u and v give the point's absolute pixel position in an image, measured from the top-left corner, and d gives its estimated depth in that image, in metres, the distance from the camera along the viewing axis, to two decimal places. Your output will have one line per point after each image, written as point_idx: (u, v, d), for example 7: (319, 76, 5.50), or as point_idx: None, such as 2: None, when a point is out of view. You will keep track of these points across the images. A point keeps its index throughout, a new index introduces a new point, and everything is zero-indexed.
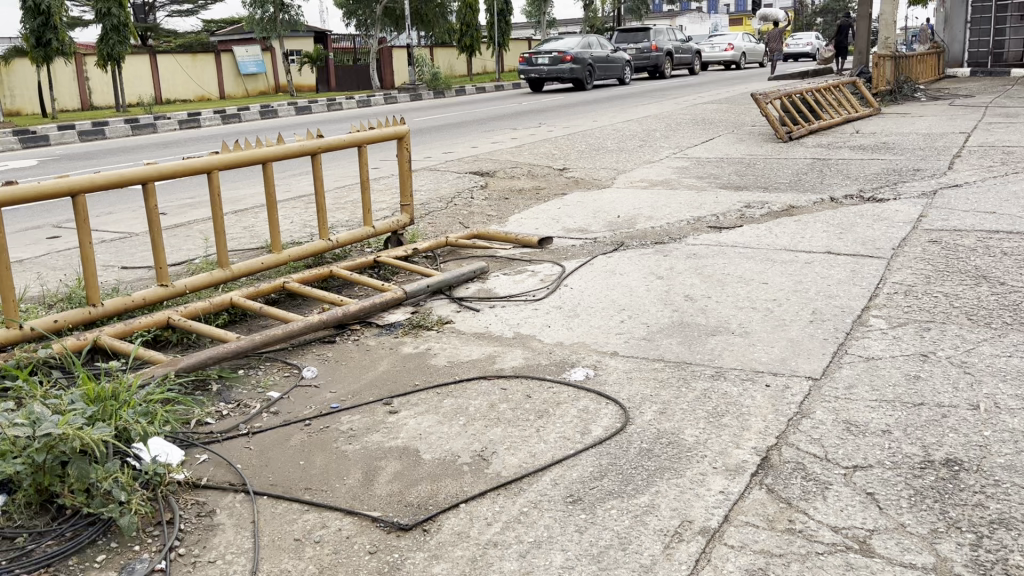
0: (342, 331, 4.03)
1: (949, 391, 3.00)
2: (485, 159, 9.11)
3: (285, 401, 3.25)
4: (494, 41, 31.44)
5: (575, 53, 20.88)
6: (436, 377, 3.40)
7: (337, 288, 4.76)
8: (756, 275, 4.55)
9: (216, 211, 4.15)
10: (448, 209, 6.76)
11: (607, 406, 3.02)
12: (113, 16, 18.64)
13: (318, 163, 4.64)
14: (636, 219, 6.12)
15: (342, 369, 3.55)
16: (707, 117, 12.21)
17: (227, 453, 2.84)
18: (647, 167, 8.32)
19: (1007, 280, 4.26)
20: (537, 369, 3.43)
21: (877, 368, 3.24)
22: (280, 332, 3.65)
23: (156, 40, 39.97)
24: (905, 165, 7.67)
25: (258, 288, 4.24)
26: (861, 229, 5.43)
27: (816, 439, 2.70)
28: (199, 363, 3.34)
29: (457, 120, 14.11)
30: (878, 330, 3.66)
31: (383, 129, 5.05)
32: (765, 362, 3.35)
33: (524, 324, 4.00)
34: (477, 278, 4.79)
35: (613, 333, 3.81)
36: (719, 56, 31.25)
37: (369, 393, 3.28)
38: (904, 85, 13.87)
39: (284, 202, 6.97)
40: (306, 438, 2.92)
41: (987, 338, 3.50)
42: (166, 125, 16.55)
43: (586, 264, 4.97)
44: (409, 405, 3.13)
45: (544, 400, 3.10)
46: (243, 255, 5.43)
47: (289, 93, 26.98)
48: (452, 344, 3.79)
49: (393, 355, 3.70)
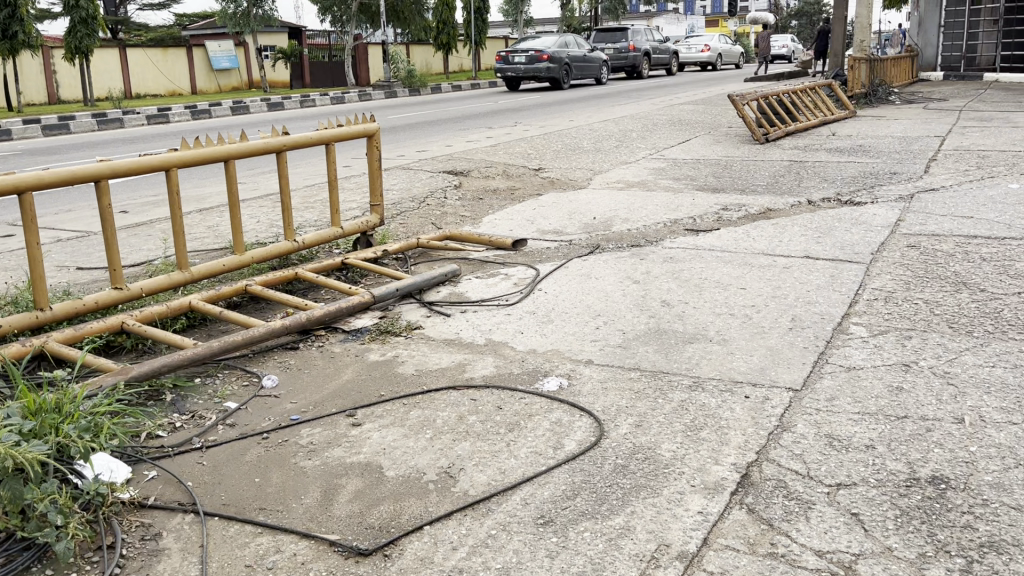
0: (306, 337, 3.87)
1: (933, 404, 2.90)
2: (459, 158, 8.96)
3: (243, 412, 3.09)
4: (471, 38, 31.24)
5: (552, 52, 20.78)
6: (403, 387, 3.25)
7: (302, 290, 4.58)
8: (734, 280, 4.45)
9: (174, 211, 3.97)
10: (420, 209, 6.60)
11: (581, 418, 2.89)
12: (82, 8, 18.20)
13: (284, 161, 4.46)
14: (612, 221, 6.00)
15: (304, 378, 3.39)
16: (684, 118, 12.15)
17: (177, 469, 2.68)
18: (623, 168, 8.22)
19: (987, 287, 4.18)
20: (508, 379, 3.29)
21: (858, 379, 3.14)
22: (239, 339, 3.48)
23: (127, 34, 39.40)
24: (881, 168, 7.63)
25: (219, 291, 4.06)
26: (840, 233, 5.36)
27: (797, 454, 2.59)
28: (152, 371, 3.18)
29: (432, 118, 13.97)
30: (858, 339, 3.57)
31: (352, 127, 4.88)
32: (744, 372, 3.23)
33: (496, 331, 3.86)
34: (448, 281, 4.64)
35: (587, 340, 3.68)
36: (696, 57, 31.31)
37: (332, 403, 3.12)
38: (879, 88, 13.90)
39: (251, 200, 6.78)
40: (264, 453, 2.76)
41: (970, 348, 3.41)
42: (134, 120, 16.21)
43: (561, 268, 4.84)
44: (373, 418, 2.98)
45: (515, 412, 2.96)
46: (206, 255, 5.24)
47: (262, 89, 26.60)
48: (420, 351, 3.65)
49: (359, 362, 3.54)
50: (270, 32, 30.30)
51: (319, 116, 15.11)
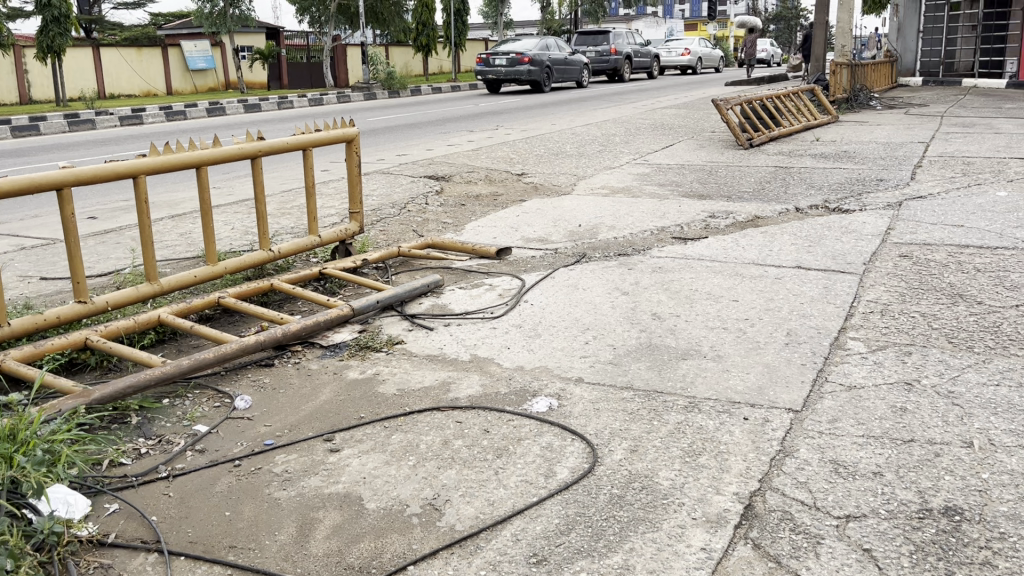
0: (281, 352, 3.69)
1: (938, 426, 2.78)
2: (440, 162, 8.79)
3: (213, 436, 2.91)
4: (450, 41, 31.07)
5: (533, 54, 20.65)
6: (384, 408, 3.08)
7: (278, 302, 4.39)
8: (726, 292, 4.32)
9: (142, 220, 3.77)
10: (400, 215, 6.42)
11: (573, 443, 2.74)
12: (54, 7, 17.84)
13: (259, 167, 4.27)
14: (598, 228, 5.87)
15: (279, 398, 3.22)
16: (667, 122, 12.05)
17: (142, 501, 2.49)
18: (607, 174, 8.09)
19: (984, 299, 4.09)
20: (494, 399, 3.13)
21: (860, 400, 3.01)
22: (211, 356, 3.30)
23: (101, 33, 38.76)
24: (867, 174, 7.57)
25: (190, 304, 3.87)
26: (831, 242, 5.25)
27: (802, 483, 2.46)
28: (117, 393, 2.99)
29: (412, 121, 13.79)
30: (857, 354, 3.45)
31: (331, 131, 4.70)
32: (741, 392, 3.09)
33: (481, 346, 3.69)
34: (431, 293, 4.48)
35: (576, 357, 3.53)
36: (676, 61, 31.34)
37: (308, 427, 2.95)
38: (859, 93, 13.90)
39: (226, 206, 6.57)
40: (235, 483, 2.58)
41: (972, 364, 3.30)
42: (106, 121, 15.87)
43: (547, 278, 4.69)
44: (352, 443, 2.81)
45: (504, 437, 2.80)
46: (177, 264, 5.03)
47: (239, 91, 26.22)
48: (402, 368, 3.48)
49: (338, 381, 3.37)
50: (248, 32, 29.93)
51: (297, 118, 14.90)
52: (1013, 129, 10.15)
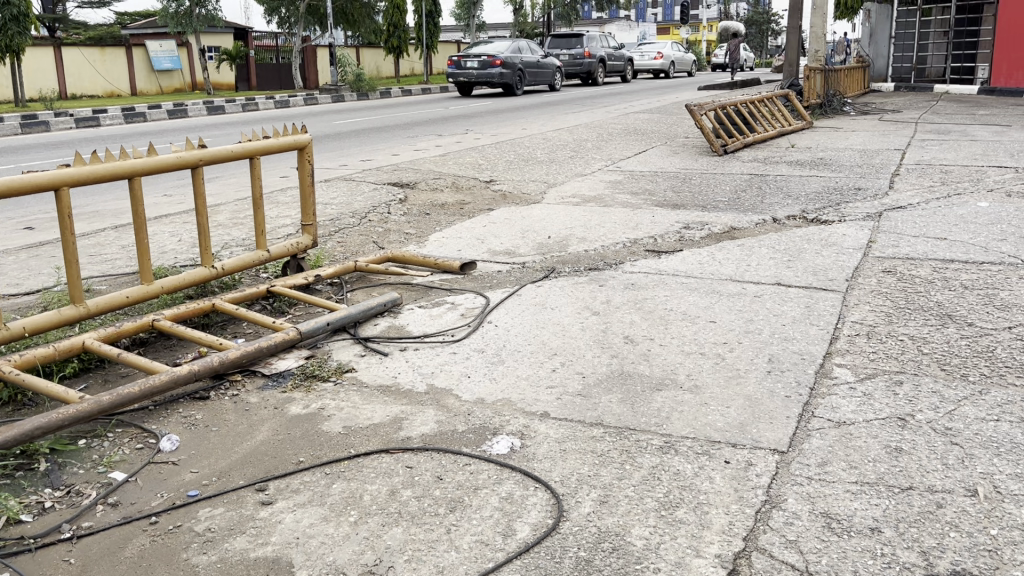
0: (220, 382, 3.36)
1: (939, 470, 2.52)
2: (406, 168, 8.47)
3: (131, 485, 2.57)
4: (421, 42, 30.65)
5: (505, 57, 20.38)
6: (326, 450, 2.77)
7: (221, 323, 4.05)
8: (702, 311, 4.05)
9: (66, 237, 3.42)
10: (360, 226, 6.10)
11: (535, 493, 2.45)
12: (12, 5, 17.21)
13: (201, 178, 3.93)
14: (568, 240, 5.59)
15: (211, 438, 2.88)
16: (640, 127, 11.82)
17: (37, 570, 2.16)
18: (578, 181, 7.82)
19: (975, 320, 3.86)
20: (450, 439, 2.82)
21: (851, 438, 2.74)
22: (138, 390, 2.96)
23: (64, 32, 37.85)
24: (844, 183, 7.38)
25: (120, 329, 3.52)
26: (810, 256, 5.01)
27: (792, 541, 2.18)
28: (22, 437, 2.64)
29: (379, 124, 13.45)
30: (845, 385, 3.19)
31: (280, 138, 4.37)
32: (722, 430, 2.81)
33: (439, 374, 3.39)
34: (387, 313, 4.17)
35: (541, 388, 3.22)
36: (649, 65, 31.31)
37: (239, 473, 2.63)
38: (833, 99, 13.79)
39: (174, 216, 6.21)
40: (149, 546, 2.26)
41: (968, 397, 3.05)
42: (62, 122, 15.35)
43: (512, 295, 4.40)
44: (287, 494, 2.49)
45: (459, 485, 2.50)
46: (114, 281, 4.66)
47: (205, 92, 25.64)
48: (351, 401, 3.16)
49: (279, 417, 3.04)
50: (215, 32, 29.37)
51: (262, 121, 14.50)
52: (989, 136, 10.05)
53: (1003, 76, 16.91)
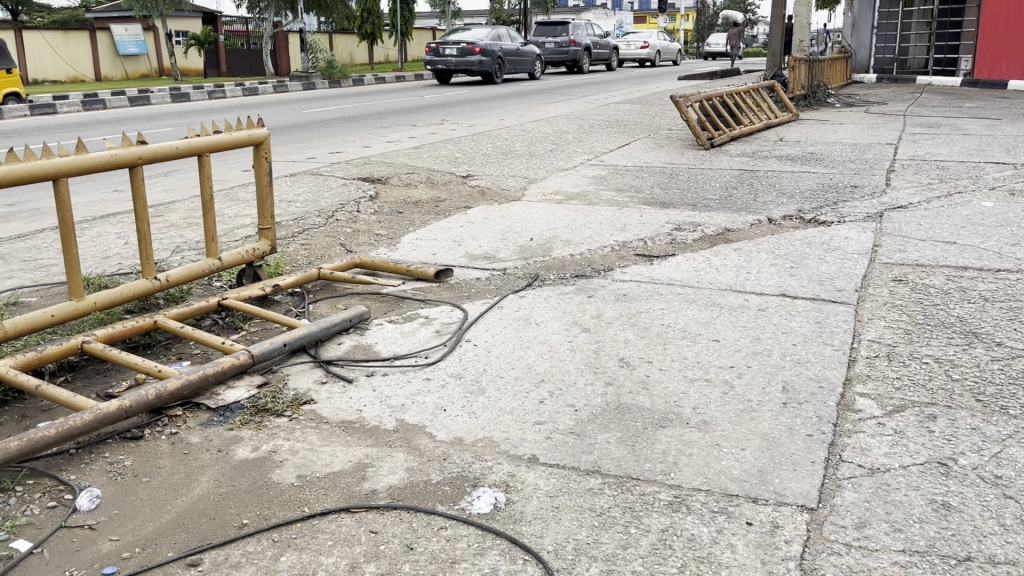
0: (158, 417, 2.90)
1: (999, 536, 2.15)
2: (378, 162, 8.00)
3: (36, 558, 2.13)
4: (397, 28, 30.02)
5: (484, 44, 19.85)
6: (276, 508, 2.33)
7: (165, 343, 3.59)
8: (703, 328, 3.66)
9: None
10: (327, 225, 5.64)
11: (525, 568, 2.05)
12: None
13: (140, 178, 3.45)
14: (552, 243, 5.18)
15: (140, 491, 2.44)
16: (622, 119, 11.42)
17: None
18: (559, 176, 7.40)
19: (1004, 339, 3.51)
20: (422, 492, 2.40)
21: (889, 491, 2.37)
22: (57, 432, 2.51)
23: (28, 17, 36.87)
24: (840, 180, 7.04)
25: (44, 353, 3.05)
26: (814, 263, 4.64)
27: None
28: None
29: (351, 114, 12.93)
30: (872, 420, 2.81)
31: (232, 133, 3.90)
32: (739, 480, 2.43)
33: (411, 407, 2.95)
34: (353, 329, 3.73)
35: (528, 425, 2.80)
36: (634, 54, 30.98)
37: (170, 541, 2.19)
38: (818, 90, 13.54)
39: (121, 214, 5.70)
40: None
41: (1013, 434, 2.69)
42: (13, 110, 14.60)
43: (493, 308, 3.97)
44: (224, 571, 2.06)
45: (433, 558, 2.09)
46: (47, 290, 4.17)
47: (173, 77, 24.87)
48: (309, 441, 2.73)
49: (223, 462, 2.60)
50: (183, 17, 28.67)
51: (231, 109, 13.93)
52: (981, 130, 9.80)
53: (986, 68, 16.92)
